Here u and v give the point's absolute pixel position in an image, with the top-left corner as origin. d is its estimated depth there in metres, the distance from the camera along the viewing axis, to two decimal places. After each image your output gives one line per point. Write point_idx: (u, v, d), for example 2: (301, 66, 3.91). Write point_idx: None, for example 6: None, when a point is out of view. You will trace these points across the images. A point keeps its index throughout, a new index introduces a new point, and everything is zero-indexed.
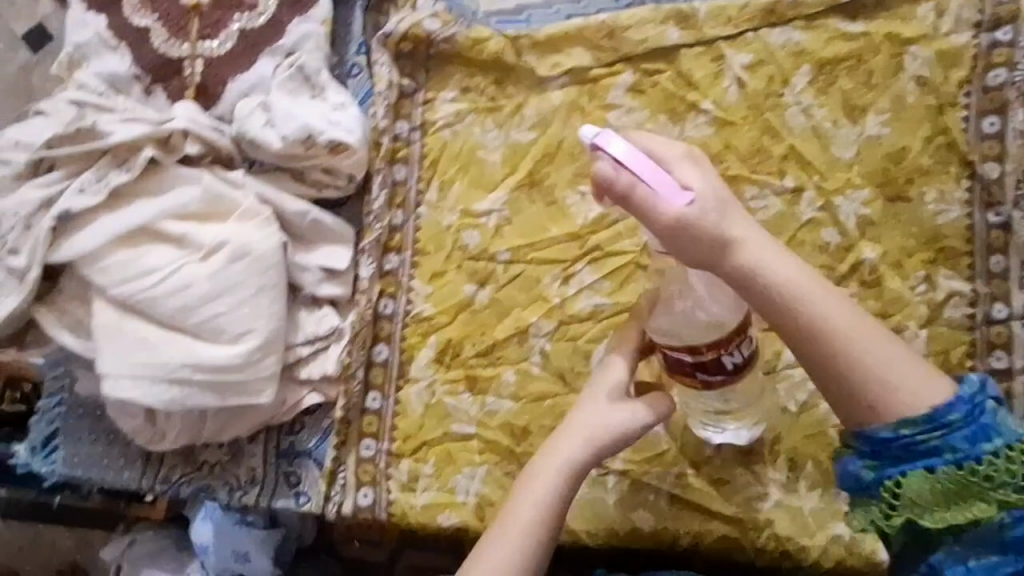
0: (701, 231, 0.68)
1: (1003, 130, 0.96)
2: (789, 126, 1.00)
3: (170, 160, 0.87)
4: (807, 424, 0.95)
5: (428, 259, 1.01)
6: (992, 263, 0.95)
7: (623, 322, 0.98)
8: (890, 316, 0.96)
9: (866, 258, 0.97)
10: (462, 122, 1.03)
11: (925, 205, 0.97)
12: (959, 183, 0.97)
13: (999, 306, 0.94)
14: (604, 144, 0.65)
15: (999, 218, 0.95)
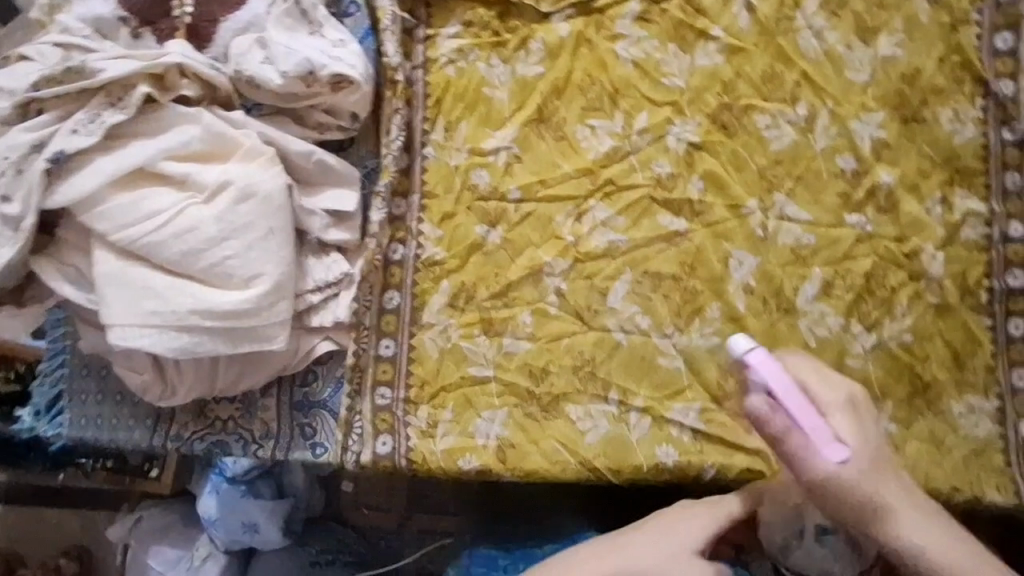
0: (849, 490, 0.70)
1: (1016, 46, 0.96)
2: (801, 50, 0.98)
3: (167, 98, 0.84)
4: (828, 355, 0.94)
5: (436, 201, 0.99)
6: (1008, 180, 0.95)
7: (638, 257, 0.97)
8: (907, 240, 0.95)
9: (883, 181, 0.96)
10: (465, 59, 1.01)
11: (941, 125, 0.96)
12: (973, 102, 0.96)
13: (1016, 224, 0.94)
14: (754, 361, 0.74)
15: (1014, 134, 0.95)
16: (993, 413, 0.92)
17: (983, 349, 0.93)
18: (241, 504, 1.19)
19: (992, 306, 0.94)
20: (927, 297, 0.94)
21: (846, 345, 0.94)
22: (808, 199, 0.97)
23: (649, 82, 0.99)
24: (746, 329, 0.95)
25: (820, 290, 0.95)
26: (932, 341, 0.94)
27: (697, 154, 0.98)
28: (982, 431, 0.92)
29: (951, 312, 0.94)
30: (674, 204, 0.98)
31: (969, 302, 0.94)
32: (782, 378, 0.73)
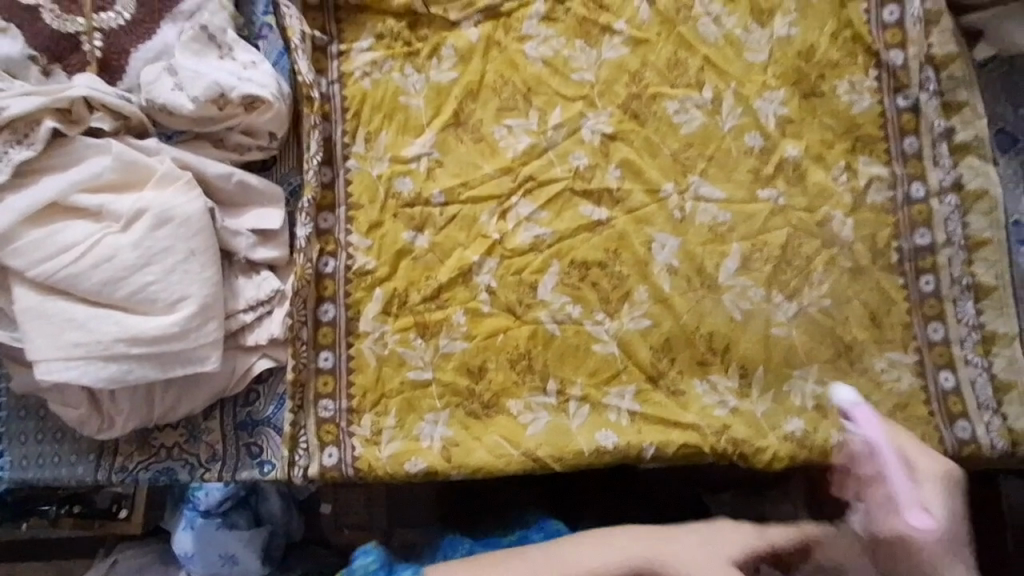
0: (893, 545, 0.79)
1: (903, 17, 1.01)
2: (702, 36, 1.03)
3: (75, 132, 0.84)
4: (754, 328, 0.97)
5: (363, 211, 1.00)
6: (906, 145, 1.00)
7: (565, 248, 0.99)
8: (817, 209, 0.99)
9: (789, 155, 1.00)
10: (380, 70, 1.03)
11: (838, 96, 1.01)
12: (867, 73, 1.01)
13: (917, 185, 0.99)
14: (855, 411, 0.92)
15: (907, 101, 1.00)
16: (914, 366, 0.96)
17: (898, 307, 0.97)
18: (217, 536, 1.17)
19: (903, 265, 0.98)
20: (841, 262, 0.98)
21: (769, 315, 0.97)
22: (722, 178, 1.00)
23: (560, 78, 1.02)
24: (674, 309, 0.98)
25: (741, 265, 0.98)
26: (850, 303, 0.97)
27: (612, 144, 1.01)
28: (905, 384, 0.96)
29: (866, 274, 0.98)
30: (594, 193, 1.00)
31: (882, 263, 0.98)
32: (890, 452, 0.85)
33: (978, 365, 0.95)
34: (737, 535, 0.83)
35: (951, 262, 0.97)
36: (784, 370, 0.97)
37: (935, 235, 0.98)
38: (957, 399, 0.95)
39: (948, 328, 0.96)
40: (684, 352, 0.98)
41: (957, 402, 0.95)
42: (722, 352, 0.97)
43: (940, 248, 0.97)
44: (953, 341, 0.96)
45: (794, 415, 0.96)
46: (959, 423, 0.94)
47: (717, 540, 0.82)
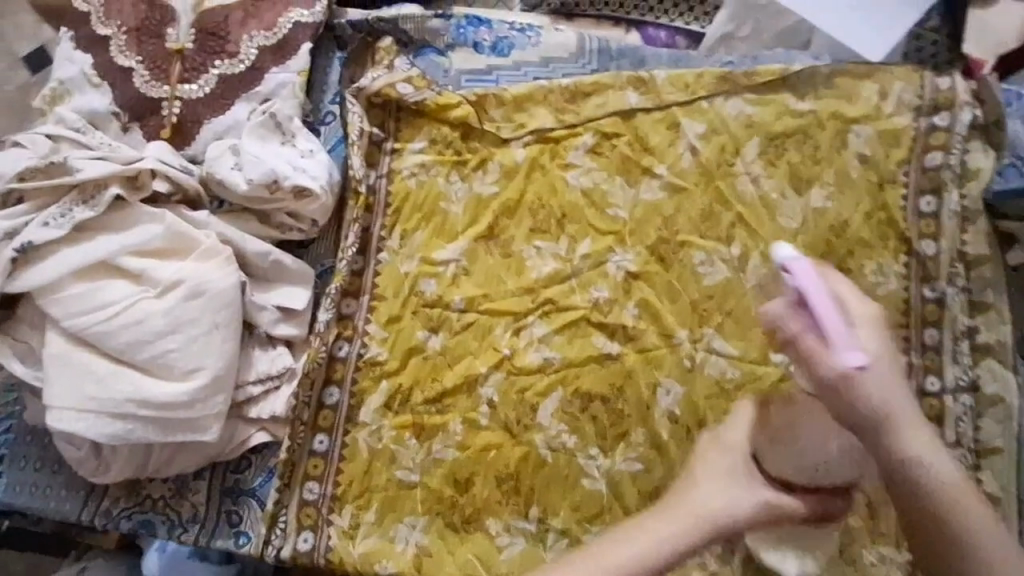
0: (863, 394, 0.72)
1: (939, 209, 1.04)
2: (739, 193, 1.06)
3: (136, 198, 0.89)
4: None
5: (384, 303, 1.03)
6: (926, 336, 1.01)
7: (571, 376, 1.01)
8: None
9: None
10: (427, 173, 1.07)
11: (865, 276, 1.03)
12: (897, 258, 1.03)
13: (933, 378, 1.00)
14: (794, 266, 0.74)
15: (933, 293, 1.02)
16: (905, 565, 0.96)
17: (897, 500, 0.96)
18: (187, 565, 1.05)
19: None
20: None
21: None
22: (738, 335, 1.02)
23: (596, 211, 1.06)
24: (668, 458, 0.98)
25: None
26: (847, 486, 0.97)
27: (635, 282, 1.04)
28: None
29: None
30: (609, 327, 1.02)
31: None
32: (821, 294, 0.73)
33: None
34: (715, 456, 0.82)
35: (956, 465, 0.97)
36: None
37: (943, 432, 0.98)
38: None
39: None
40: None
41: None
42: None
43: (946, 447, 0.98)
44: None
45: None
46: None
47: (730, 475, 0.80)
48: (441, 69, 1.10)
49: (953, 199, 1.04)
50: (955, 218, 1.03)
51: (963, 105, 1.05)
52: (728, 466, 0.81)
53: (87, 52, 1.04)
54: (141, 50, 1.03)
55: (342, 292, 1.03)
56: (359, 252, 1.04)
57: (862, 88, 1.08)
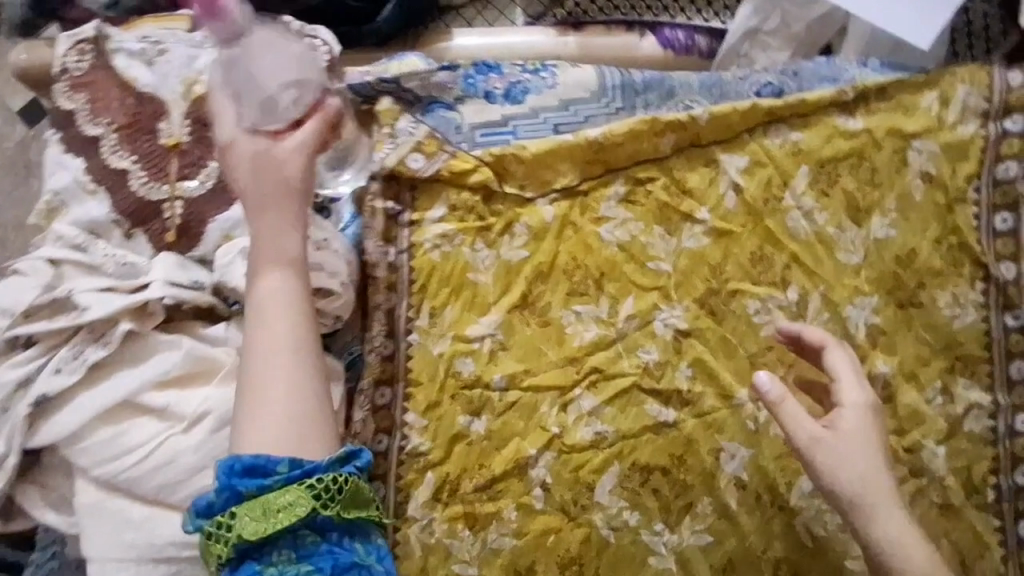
0: (834, 458, 0.82)
1: (1017, 226, 0.94)
2: (791, 231, 0.97)
3: (150, 328, 0.83)
4: (827, 557, 0.92)
5: (421, 389, 0.96)
6: (1012, 369, 0.93)
7: (627, 450, 0.94)
8: (907, 433, 0.92)
9: (880, 370, 0.93)
10: (450, 243, 0.99)
11: (939, 308, 0.94)
12: (973, 284, 0.94)
13: (1023, 417, 0.92)
14: None
15: (1018, 321, 0.93)
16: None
17: (992, 553, 0.91)
18: None
19: (1000, 503, 0.92)
20: (930, 495, 0.91)
21: (845, 547, 0.92)
22: (801, 390, 0.94)
23: (636, 266, 0.98)
24: (740, 528, 0.92)
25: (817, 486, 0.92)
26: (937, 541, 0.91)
27: (686, 341, 0.96)
28: None
29: (957, 511, 0.91)
30: (662, 392, 0.95)
31: (974, 501, 0.92)
32: None
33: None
34: (290, 164, 0.78)
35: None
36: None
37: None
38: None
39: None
40: None
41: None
42: None
43: None
44: None
45: None
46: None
47: (269, 153, 0.77)
48: (453, 123, 1.01)
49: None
50: None
51: None
52: (253, 153, 0.77)
53: (77, 155, 0.94)
54: (135, 148, 0.94)
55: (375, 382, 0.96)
56: (387, 336, 0.97)
57: (920, 98, 0.97)
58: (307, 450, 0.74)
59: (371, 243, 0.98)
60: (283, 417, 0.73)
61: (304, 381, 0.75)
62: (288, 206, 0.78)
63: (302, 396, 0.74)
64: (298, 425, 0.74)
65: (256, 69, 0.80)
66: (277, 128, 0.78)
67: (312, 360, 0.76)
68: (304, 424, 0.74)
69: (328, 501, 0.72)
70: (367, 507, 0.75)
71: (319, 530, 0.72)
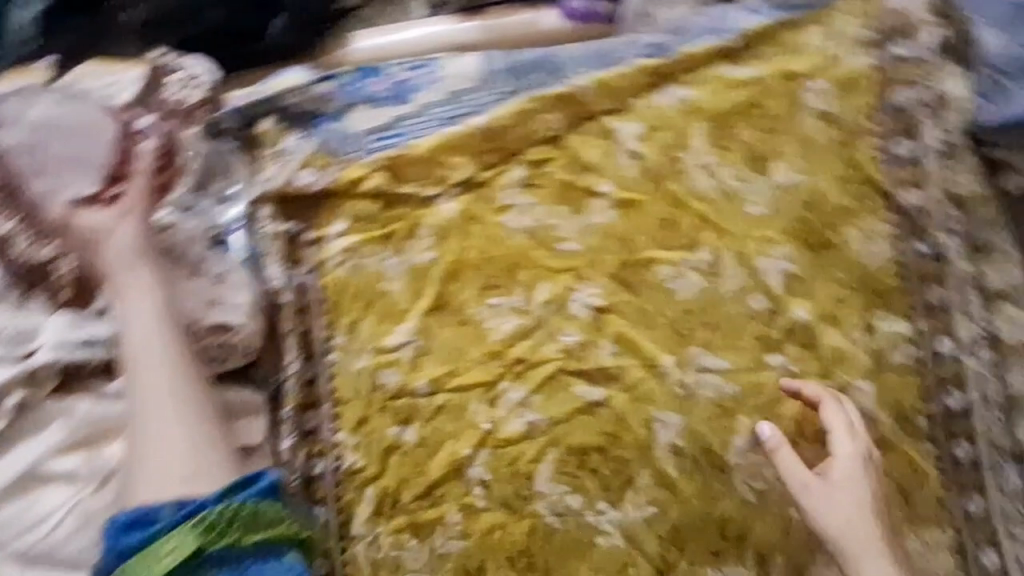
0: (821, 502, 0.88)
1: (917, 152, 0.94)
2: (695, 191, 0.95)
3: (47, 398, 0.87)
4: (770, 510, 0.93)
5: (347, 407, 0.96)
6: (929, 296, 0.93)
7: (561, 435, 0.94)
8: (833, 374, 0.92)
9: (798, 318, 0.93)
10: (355, 256, 0.97)
11: (851, 247, 0.93)
12: (881, 217, 0.94)
13: (944, 340, 0.93)
14: None
15: (928, 246, 0.93)
16: (951, 545, 0.91)
17: (930, 479, 0.92)
18: None
19: (934, 432, 0.92)
20: (864, 434, 0.91)
21: (785, 497, 0.93)
22: (725, 349, 0.94)
23: (544, 250, 0.96)
24: (681, 495, 0.93)
25: (751, 443, 0.93)
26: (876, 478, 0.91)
27: (604, 318, 0.95)
28: (941, 564, 0.91)
29: (892, 445, 0.92)
30: (588, 373, 0.95)
31: (907, 432, 0.92)
32: None
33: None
34: (119, 231, 0.89)
35: (988, 427, 0.92)
36: (804, 556, 0.93)
37: (964, 395, 0.92)
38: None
39: (989, 501, 0.92)
40: (694, 541, 0.93)
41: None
42: (737, 539, 0.93)
43: (972, 410, 0.92)
44: (995, 514, 0.91)
45: None
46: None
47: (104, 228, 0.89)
48: (340, 134, 0.98)
49: (930, 138, 0.93)
50: (939, 158, 0.94)
51: (923, 27, 0.95)
52: (87, 235, 0.90)
53: None
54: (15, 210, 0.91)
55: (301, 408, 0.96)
56: (304, 360, 0.96)
57: (806, 37, 0.96)
58: (205, 470, 0.83)
59: (273, 266, 0.96)
60: (173, 447, 0.83)
61: (183, 410, 0.85)
62: (142, 266, 0.89)
63: (185, 423, 0.84)
64: (189, 450, 0.84)
65: (55, 146, 0.93)
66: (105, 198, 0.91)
67: (188, 391, 0.86)
68: (191, 458, 0.83)
69: (227, 530, 0.81)
70: (265, 528, 0.83)
71: (224, 560, 0.82)
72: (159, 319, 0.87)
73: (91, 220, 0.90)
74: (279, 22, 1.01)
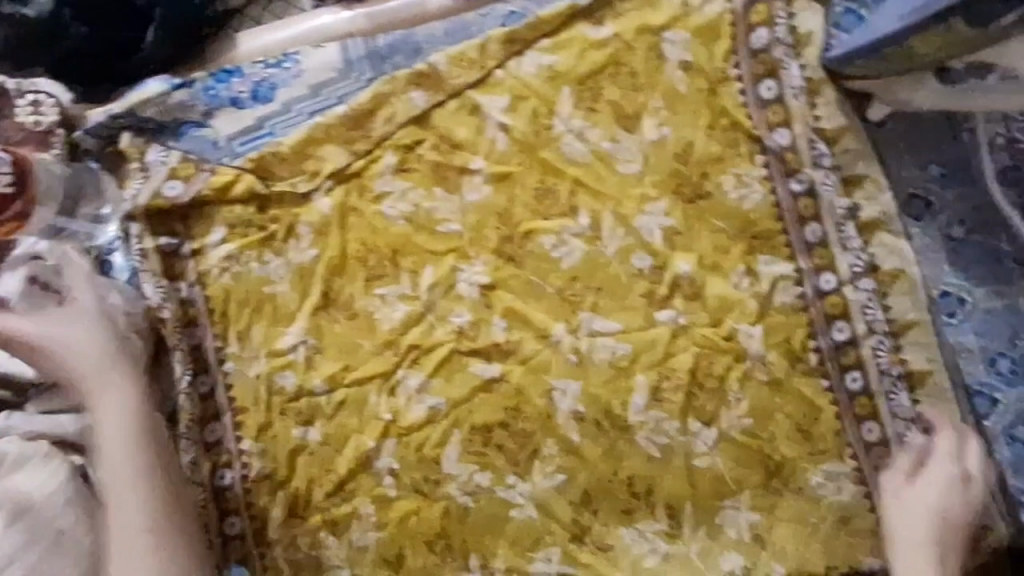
0: (899, 498, 0.92)
1: (781, 91, 0.93)
2: (568, 157, 0.95)
3: None
4: (675, 463, 0.93)
5: (248, 415, 0.95)
6: (808, 233, 0.93)
7: (463, 416, 0.94)
8: (722, 322, 0.93)
9: (681, 271, 0.93)
10: (238, 263, 0.95)
11: (727, 194, 0.93)
12: (754, 161, 0.94)
13: (827, 276, 0.93)
14: None
15: (801, 185, 0.93)
16: (853, 474, 0.93)
17: (826, 413, 0.93)
18: None
19: (824, 365, 0.93)
20: (757, 376, 0.93)
21: (689, 448, 0.93)
22: (615, 310, 0.94)
23: (426, 234, 0.95)
24: (587, 460, 0.94)
25: (648, 399, 0.93)
26: (773, 418, 0.93)
27: (493, 294, 0.95)
28: (845, 494, 0.93)
29: (785, 384, 0.93)
30: (482, 350, 0.95)
31: (799, 369, 0.93)
32: None
33: (921, 462, 0.92)
34: (53, 313, 0.89)
35: (876, 353, 0.93)
36: (713, 503, 0.94)
37: (852, 327, 0.93)
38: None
39: (883, 426, 0.93)
40: (605, 503, 0.94)
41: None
42: (646, 495, 0.94)
43: (860, 340, 0.93)
44: (891, 439, 0.93)
45: (730, 550, 0.94)
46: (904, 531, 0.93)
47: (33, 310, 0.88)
48: (208, 140, 0.96)
49: (791, 76, 0.93)
50: (800, 96, 0.93)
51: None
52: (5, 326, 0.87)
53: None
54: None
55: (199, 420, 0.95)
56: (197, 372, 0.95)
57: None
58: (184, 528, 0.88)
59: (149, 284, 0.94)
60: (149, 518, 0.85)
61: (155, 478, 0.87)
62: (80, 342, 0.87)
63: (157, 491, 0.87)
64: (164, 517, 0.87)
65: None
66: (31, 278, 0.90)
67: (160, 459, 0.89)
68: (174, 520, 0.87)
69: None
70: None
71: None
72: (148, 420, 0.89)
73: (14, 309, 0.88)
74: (149, 34, 1.04)
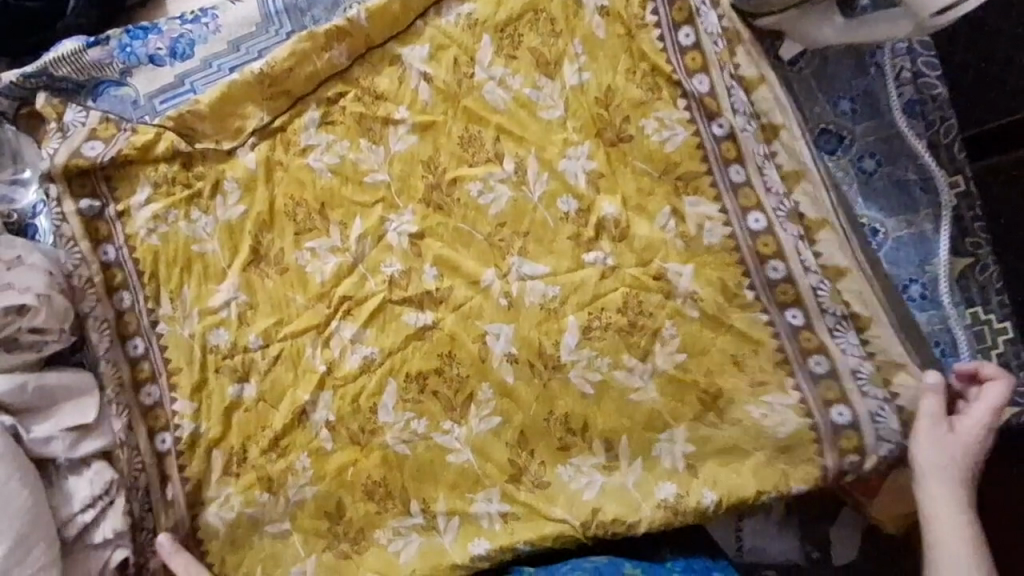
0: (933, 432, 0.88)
1: (699, 38, 0.95)
2: (490, 104, 0.96)
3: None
4: (609, 401, 0.93)
5: (181, 375, 0.96)
6: (733, 173, 0.94)
7: (398, 366, 0.95)
8: (649, 263, 0.93)
9: (607, 213, 0.94)
10: (165, 223, 0.96)
11: (649, 137, 0.95)
12: (675, 104, 0.95)
13: (756, 216, 0.93)
14: None
15: (723, 129, 0.94)
16: (798, 407, 0.91)
17: (766, 347, 0.92)
18: None
19: (761, 302, 0.93)
20: (688, 313, 0.93)
21: (625, 385, 0.92)
22: (547, 253, 0.95)
23: (353, 185, 0.97)
24: (521, 403, 0.94)
25: (580, 338, 0.93)
26: (708, 353, 0.93)
27: (422, 242, 0.96)
28: (790, 426, 0.91)
29: (721, 321, 0.92)
30: (414, 299, 0.96)
31: (735, 304, 0.92)
32: None
33: (876, 397, 0.90)
34: (59, 304, 0.91)
35: (816, 292, 0.92)
36: (649, 437, 0.93)
37: (788, 267, 0.92)
38: (850, 436, 0.90)
39: (833, 361, 0.91)
40: (542, 444, 0.94)
41: (852, 438, 0.90)
42: (583, 432, 0.93)
43: (797, 277, 0.92)
44: (843, 373, 0.91)
45: (667, 480, 0.93)
46: (850, 458, 0.90)
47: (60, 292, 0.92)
48: (128, 98, 0.99)
49: (706, 22, 0.96)
50: (715, 41, 0.95)
51: None
52: (52, 299, 0.90)
53: None
54: None
55: (132, 384, 0.96)
56: (125, 335, 0.96)
57: None
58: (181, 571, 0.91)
59: (72, 245, 0.95)
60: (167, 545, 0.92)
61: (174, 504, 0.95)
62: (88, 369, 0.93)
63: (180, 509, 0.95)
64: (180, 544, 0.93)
65: None
66: (17, 256, 0.90)
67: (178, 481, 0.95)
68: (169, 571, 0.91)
69: None
70: None
71: None
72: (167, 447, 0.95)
73: (25, 277, 0.89)
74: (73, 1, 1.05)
